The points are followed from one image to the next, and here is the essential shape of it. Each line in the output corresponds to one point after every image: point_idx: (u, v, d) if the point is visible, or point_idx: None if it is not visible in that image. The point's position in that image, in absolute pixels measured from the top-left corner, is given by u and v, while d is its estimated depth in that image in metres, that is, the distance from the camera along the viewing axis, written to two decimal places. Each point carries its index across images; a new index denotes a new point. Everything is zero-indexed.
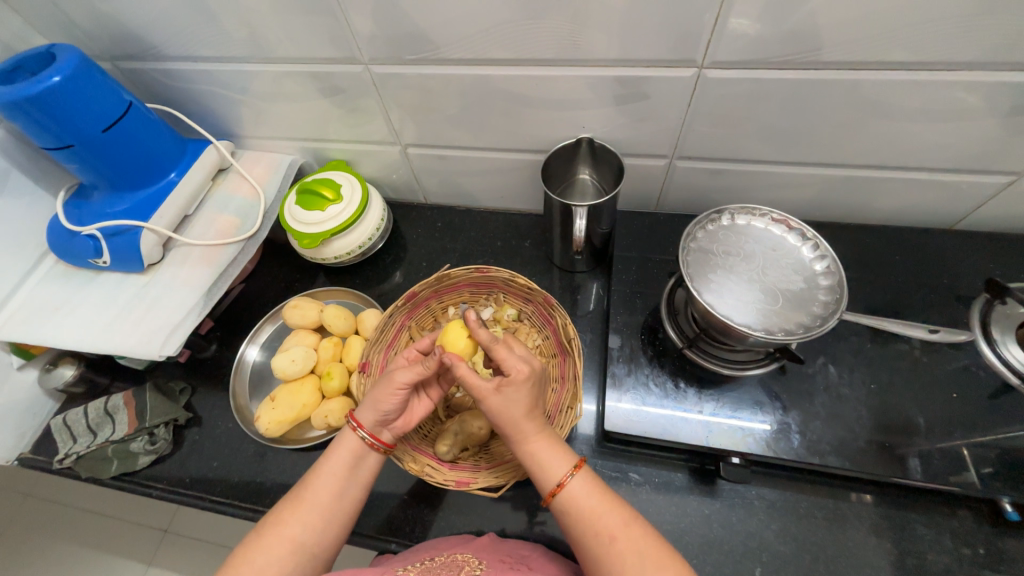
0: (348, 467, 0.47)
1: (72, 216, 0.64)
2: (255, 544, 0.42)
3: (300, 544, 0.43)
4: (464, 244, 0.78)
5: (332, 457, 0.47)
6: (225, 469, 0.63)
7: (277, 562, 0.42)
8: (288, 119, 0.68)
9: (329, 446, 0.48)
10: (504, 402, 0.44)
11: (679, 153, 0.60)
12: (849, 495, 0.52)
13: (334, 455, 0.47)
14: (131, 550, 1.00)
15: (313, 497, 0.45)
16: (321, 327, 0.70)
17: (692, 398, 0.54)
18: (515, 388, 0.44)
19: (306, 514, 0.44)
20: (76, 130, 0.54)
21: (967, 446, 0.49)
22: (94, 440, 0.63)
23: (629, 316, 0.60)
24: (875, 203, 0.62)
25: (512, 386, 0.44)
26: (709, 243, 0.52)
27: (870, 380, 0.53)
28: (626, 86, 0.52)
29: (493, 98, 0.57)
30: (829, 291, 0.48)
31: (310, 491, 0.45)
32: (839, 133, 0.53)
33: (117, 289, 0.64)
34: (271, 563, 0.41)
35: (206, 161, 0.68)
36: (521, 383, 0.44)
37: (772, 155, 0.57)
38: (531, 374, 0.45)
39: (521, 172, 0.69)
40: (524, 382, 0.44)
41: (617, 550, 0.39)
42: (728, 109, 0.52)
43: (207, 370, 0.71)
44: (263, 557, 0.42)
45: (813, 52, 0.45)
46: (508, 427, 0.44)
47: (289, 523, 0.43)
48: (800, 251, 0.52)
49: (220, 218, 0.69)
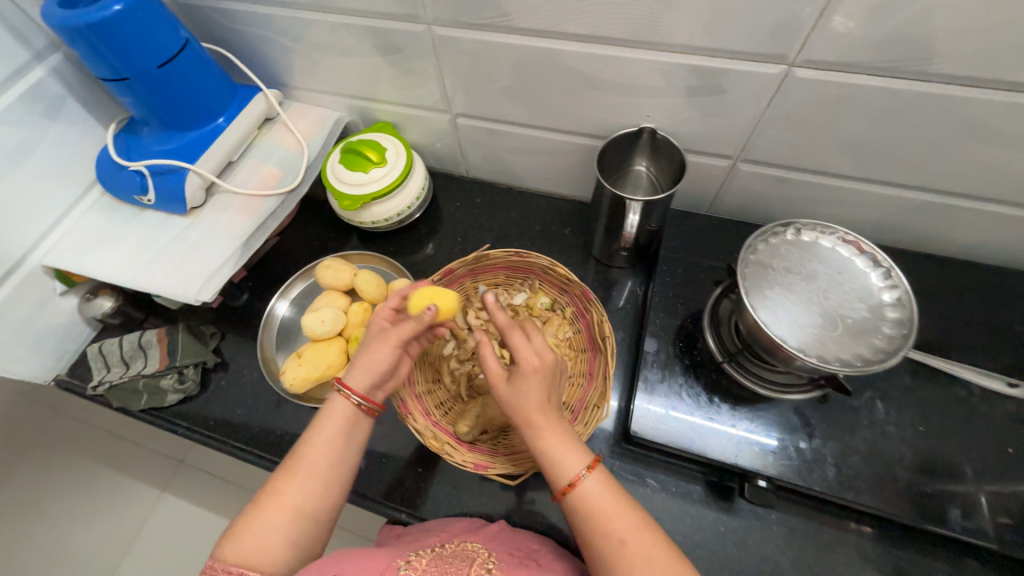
0: (343, 433, 0.47)
1: (121, 150, 0.64)
2: (254, 513, 0.42)
3: (300, 512, 0.43)
4: (502, 224, 0.76)
5: (326, 425, 0.47)
6: (249, 417, 0.65)
7: (279, 531, 0.42)
8: (340, 73, 0.66)
9: (319, 415, 0.47)
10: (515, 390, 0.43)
11: (745, 155, 0.56)
12: (875, 535, 0.50)
13: (326, 424, 0.47)
14: (148, 475, 1.05)
15: (310, 467, 0.44)
16: (352, 291, 0.70)
17: (725, 414, 0.52)
18: (523, 374, 0.43)
19: (305, 482, 0.44)
20: (131, 63, 0.53)
21: (1015, 504, 0.46)
22: (125, 372, 0.66)
23: (668, 320, 0.58)
24: (951, 234, 0.57)
25: (519, 372, 0.43)
26: (769, 258, 0.49)
27: (918, 422, 0.50)
28: (702, 78, 0.48)
29: (556, 76, 0.54)
30: (895, 324, 0.45)
31: (306, 461, 0.45)
32: (930, 154, 0.48)
33: (158, 229, 0.65)
34: (274, 532, 0.42)
35: (254, 109, 0.67)
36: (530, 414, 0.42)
37: (847, 169, 0.53)
38: (544, 410, 0.42)
39: (572, 156, 0.66)
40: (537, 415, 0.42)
41: (628, 555, 0.37)
42: (808, 115, 0.48)
43: (237, 318, 0.72)
44: (265, 525, 0.42)
45: (923, 62, 0.41)
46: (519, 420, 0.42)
47: (287, 493, 0.43)
48: (868, 277, 0.48)
49: (262, 168, 0.68)
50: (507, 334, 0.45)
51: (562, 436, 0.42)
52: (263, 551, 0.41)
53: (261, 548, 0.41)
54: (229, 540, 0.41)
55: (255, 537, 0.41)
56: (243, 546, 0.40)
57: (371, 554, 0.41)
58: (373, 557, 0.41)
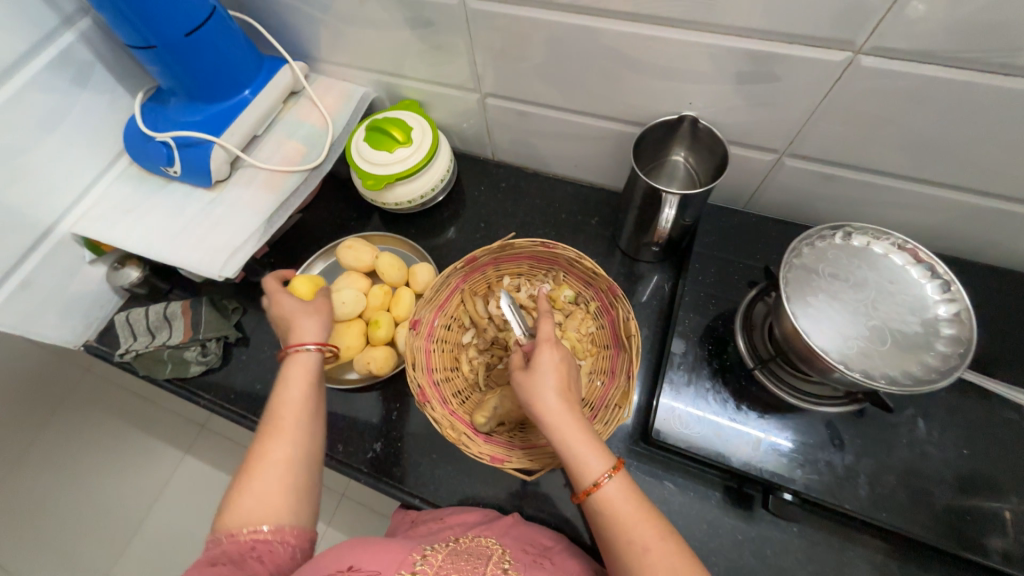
0: (312, 380, 0.47)
1: (148, 120, 0.64)
2: (246, 477, 0.41)
3: (293, 460, 0.42)
4: (527, 210, 0.74)
5: (287, 382, 0.46)
6: (269, 393, 0.66)
7: (274, 486, 0.40)
8: (367, 46, 0.63)
9: (277, 380, 0.46)
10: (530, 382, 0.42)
11: (793, 149, 0.52)
12: (903, 555, 0.48)
13: (293, 379, 0.46)
14: (171, 437, 1.09)
15: (289, 420, 0.43)
16: (373, 273, 0.69)
17: (752, 421, 0.50)
18: (542, 369, 0.42)
19: (291, 434, 0.43)
20: (160, 30, 0.52)
21: None
22: (150, 341, 0.67)
23: (698, 321, 0.56)
24: (1014, 244, 0.53)
25: (539, 366, 0.43)
26: (814, 263, 0.46)
27: (962, 444, 0.48)
28: (755, 63, 0.44)
29: (595, 57, 0.51)
30: (950, 342, 0.42)
31: (282, 416, 0.43)
32: (1005, 157, 0.44)
33: (183, 201, 0.65)
34: (269, 489, 0.40)
35: (280, 82, 0.65)
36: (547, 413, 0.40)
37: (906, 169, 0.49)
38: (562, 409, 0.40)
39: (605, 143, 0.63)
40: (556, 414, 0.40)
41: (651, 562, 0.35)
42: (870, 108, 0.45)
43: (259, 295, 0.73)
44: (261, 482, 0.40)
45: (1012, 54, 0.36)
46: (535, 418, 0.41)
47: (270, 450, 0.42)
48: (922, 288, 0.45)
49: (287, 144, 0.67)
50: (540, 340, 0.45)
51: (583, 433, 0.40)
52: (264, 507, 0.39)
53: (262, 503, 0.39)
54: (226, 508, 0.39)
55: (252, 497, 0.40)
56: (240, 509, 0.39)
57: (386, 546, 0.41)
58: (388, 548, 0.41)
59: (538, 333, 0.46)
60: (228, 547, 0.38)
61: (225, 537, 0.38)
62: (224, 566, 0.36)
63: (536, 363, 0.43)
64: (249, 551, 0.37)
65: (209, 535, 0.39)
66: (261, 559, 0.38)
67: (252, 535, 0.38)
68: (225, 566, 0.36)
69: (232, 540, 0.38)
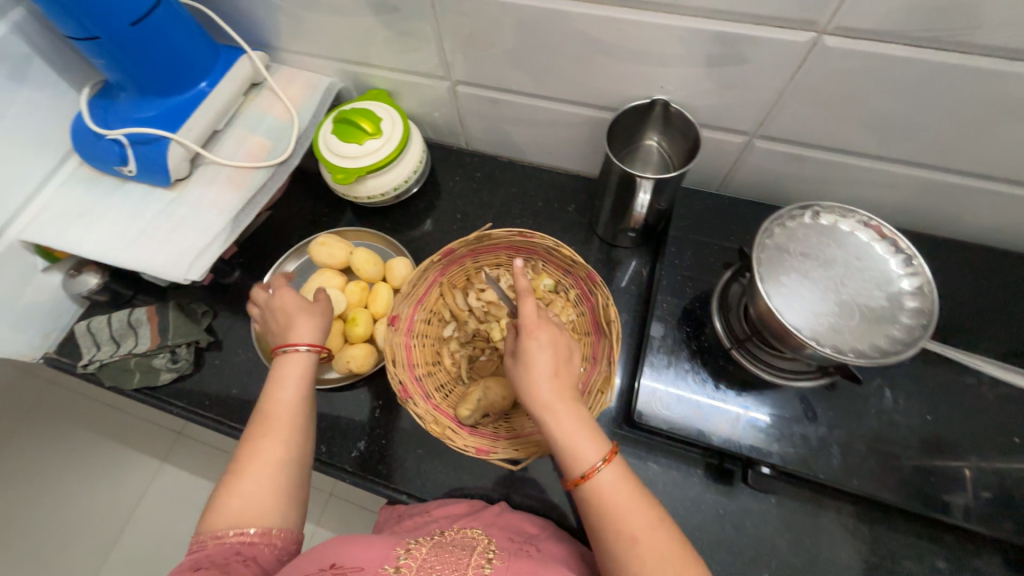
0: (306, 381, 0.46)
1: (96, 117, 0.60)
2: (236, 477, 0.40)
3: (285, 459, 0.41)
4: (503, 200, 0.73)
5: (281, 383, 0.45)
6: (245, 397, 0.64)
7: (263, 488, 0.40)
8: (330, 34, 0.61)
9: (270, 378, 0.46)
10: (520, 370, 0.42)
11: (762, 131, 0.53)
12: (872, 518, 0.50)
13: (288, 380, 0.46)
14: (146, 447, 1.05)
15: (281, 419, 0.43)
16: (348, 269, 0.67)
17: (731, 400, 0.51)
18: (530, 358, 0.42)
19: (282, 435, 0.42)
20: (102, 20, 0.48)
21: (1016, 491, 0.46)
22: (116, 350, 0.64)
23: (676, 304, 0.56)
24: (970, 217, 0.55)
25: (527, 354, 0.42)
26: (786, 242, 0.47)
27: (926, 410, 0.50)
28: (724, 45, 0.45)
29: (565, 41, 0.50)
30: (913, 314, 0.43)
31: (274, 414, 0.43)
32: (962, 132, 0.45)
33: (141, 202, 0.62)
34: (258, 491, 0.39)
35: (239, 73, 0.62)
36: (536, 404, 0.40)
37: (870, 148, 0.51)
38: (553, 400, 0.40)
39: (578, 129, 0.63)
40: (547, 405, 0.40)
41: (641, 552, 0.35)
42: (836, 87, 0.45)
43: (229, 297, 0.70)
44: (250, 483, 0.40)
45: (967, 32, 0.37)
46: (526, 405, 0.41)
47: (263, 450, 0.41)
48: (886, 263, 0.46)
49: (250, 139, 0.64)
50: (525, 326, 0.44)
51: (576, 421, 0.39)
52: (254, 508, 0.39)
53: (252, 502, 0.39)
54: (212, 508, 0.39)
55: (242, 498, 0.39)
56: (228, 509, 0.38)
57: (371, 542, 0.41)
58: (372, 544, 0.40)
59: (522, 318, 0.44)
60: (212, 547, 0.37)
61: (210, 538, 0.37)
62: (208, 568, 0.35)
63: (524, 351, 0.42)
64: (236, 554, 0.37)
65: (194, 535, 0.38)
66: (247, 559, 0.37)
67: (238, 536, 0.37)
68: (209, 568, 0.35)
69: (217, 541, 0.37)
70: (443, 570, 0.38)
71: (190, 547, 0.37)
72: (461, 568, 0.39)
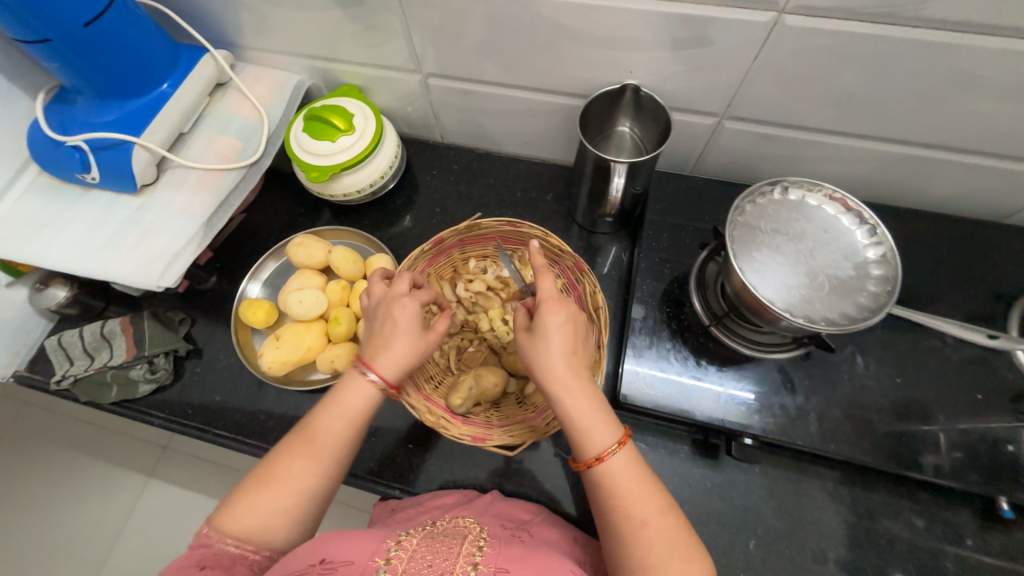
0: (363, 410, 0.42)
1: (53, 123, 0.58)
2: (260, 486, 0.40)
3: (310, 491, 0.40)
4: (481, 192, 0.73)
5: (338, 401, 0.42)
6: (228, 404, 0.63)
7: (279, 509, 0.39)
8: (295, 29, 0.60)
9: (336, 387, 0.43)
10: (535, 344, 0.42)
11: (731, 112, 0.54)
12: (849, 480, 0.53)
13: (343, 404, 0.42)
14: (131, 463, 1.03)
15: (319, 447, 0.41)
16: (328, 269, 0.66)
17: (712, 375, 0.52)
18: (548, 331, 0.41)
19: (314, 462, 0.40)
20: (55, 23, 0.47)
21: (980, 445, 0.49)
22: (90, 364, 0.62)
23: (655, 286, 0.58)
24: (930, 187, 0.57)
25: (544, 328, 0.41)
26: (755, 219, 0.49)
27: (895, 373, 0.52)
28: (689, 28, 0.45)
29: (534, 29, 0.50)
30: (880, 282, 0.45)
31: (314, 440, 0.41)
32: (918, 105, 0.47)
33: (108, 210, 0.60)
34: (273, 510, 0.39)
35: (203, 73, 0.61)
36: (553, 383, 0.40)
37: (833, 124, 0.52)
38: (571, 379, 0.40)
39: (552, 117, 0.63)
40: (570, 384, 0.39)
41: (646, 536, 0.37)
42: (799, 66, 0.46)
43: (207, 303, 0.69)
44: (269, 501, 0.39)
45: (917, 6, 0.39)
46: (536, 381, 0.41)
47: (292, 471, 0.40)
48: (853, 235, 0.48)
49: (218, 140, 0.63)
50: (542, 300, 0.43)
51: (590, 402, 0.39)
52: (267, 523, 0.39)
53: (264, 521, 0.39)
54: (222, 511, 0.39)
55: (257, 511, 0.39)
56: (240, 518, 0.38)
57: (363, 535, 0.41)
58: (363, 538, 0.40)
59: (539, 292, 0.44)
60: (216, 550, 0.38)
61: (214, 539, 0.38)
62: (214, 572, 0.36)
63: (542, 325, 0.42)
64: (238, 563, 0.38)
65: (200, 529, 0.39)
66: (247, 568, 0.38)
67: (241, 548, 0.38)
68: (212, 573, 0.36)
69: (223, 544, 0.38)
70: (434, 559, 0.38)
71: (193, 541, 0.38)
72: (451, 557, 0.39)
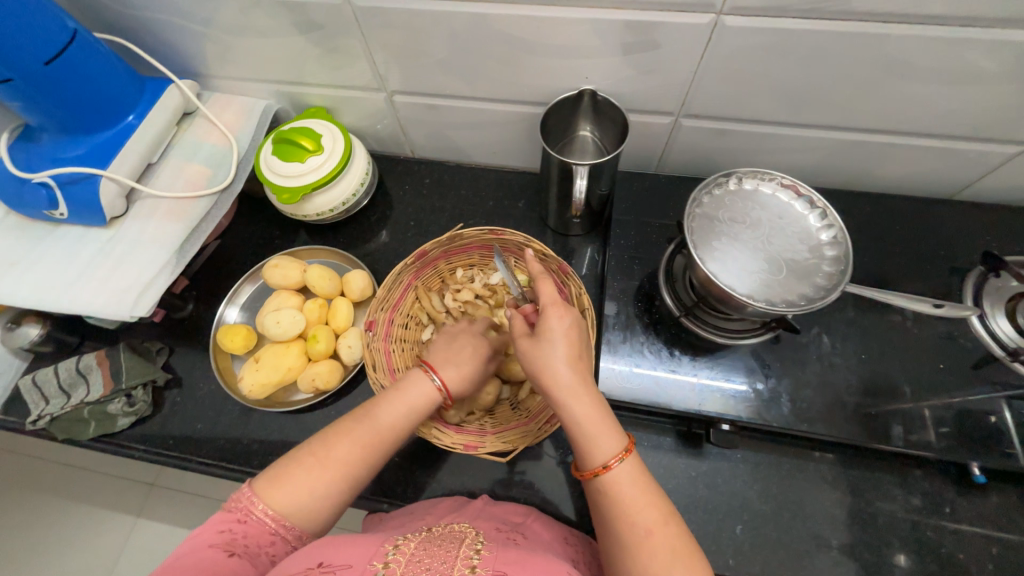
0: (418, 406, 0.46)
1: (18, 161, 0.58)
2: (311, 462, 0.41)
3: (354, 477, 0.42)
4: (454, 202, 0.74)
5: (403, 392, 0.47)
6: (212, 431, 0.62)
7: (321, 491, 0.40)
8: (258, 56, 0.61)
9: (403, 381, 0.48)
10: (534, 348, 0.43)
11: (686, 110, 0.56)
12: (827, 457, 0.54)
13: (407, 397, 0.46)
14: (117, 503, 1.00)
15: (380, 437, 0.43)
16: (305, 289, 0.67)
17: (687, 364, 0.54)
18: (551, 337, 0.43)
19: (367, 449, 0.42)
20: (13, 61, 0.47)
21: (947, 412, 0.50)
22: (66, 402, 0.61)
23: (626, 283, 0.59)
24: (880, 169, 0.60)
25: (547, 333, 0.43)
26: (714, 210, 0.50)
27: (861, 350, 0.54)
28: (636, 33, 0.47)
29: (489, 42, 0.52)
30: (834, 262, 0.47)
31: (378, 428, 0.43)
32: (857, 93, 0.50)
33: (78, 244, 0.60)
34: (315, 491, 0.40)
35: (168, 103, 0.61)
36: (556, 387, 0.41)
37: (782, 116, 0.55)
38: (581, 383, 0.41)
39: (517, 126, 0.65)
40: (580, 389, 0.41)
41: (652, 545, 0.36)
42: (743, 63, 0.49)
43: (185, 331, 0.69)
44: (318, 478, 0.40)
45: (843, 2, 0.41)
46: (541, 385, 0.42)
47: (344, 452, 0.41)
48: (808, 219, 0.50)
49: (188, 168, 0.63)
50: (546, 305, 0.45)
51: (592, 409, 0.40)
52: (305, 503, 0.39)
53: (305, 499, 0.39)
54: (268, 482, 0.39)
55: (299, 486, 0.39)
56: (284, 491, 0.39)
57: (358, 539, 0.41)
58: (361, 543, 0.40)
59: (542, 297, 0.46)
60: (249, 524, 0.38)
61: (252, 506, 0.38)
62: (240, 557, 0.36)
63: (545, 330, 0.44)
64: (267, 541, 0.38)
65: (242, 490, 0.39)
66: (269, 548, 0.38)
67: (275, 524, 0.38)
68: (240, 560, 0.36)
69: (256, 519, 0.38)
70: (432, 562, 0.38)
71: (231, 502, 0.39)
72: (449, 560, 0.39)
